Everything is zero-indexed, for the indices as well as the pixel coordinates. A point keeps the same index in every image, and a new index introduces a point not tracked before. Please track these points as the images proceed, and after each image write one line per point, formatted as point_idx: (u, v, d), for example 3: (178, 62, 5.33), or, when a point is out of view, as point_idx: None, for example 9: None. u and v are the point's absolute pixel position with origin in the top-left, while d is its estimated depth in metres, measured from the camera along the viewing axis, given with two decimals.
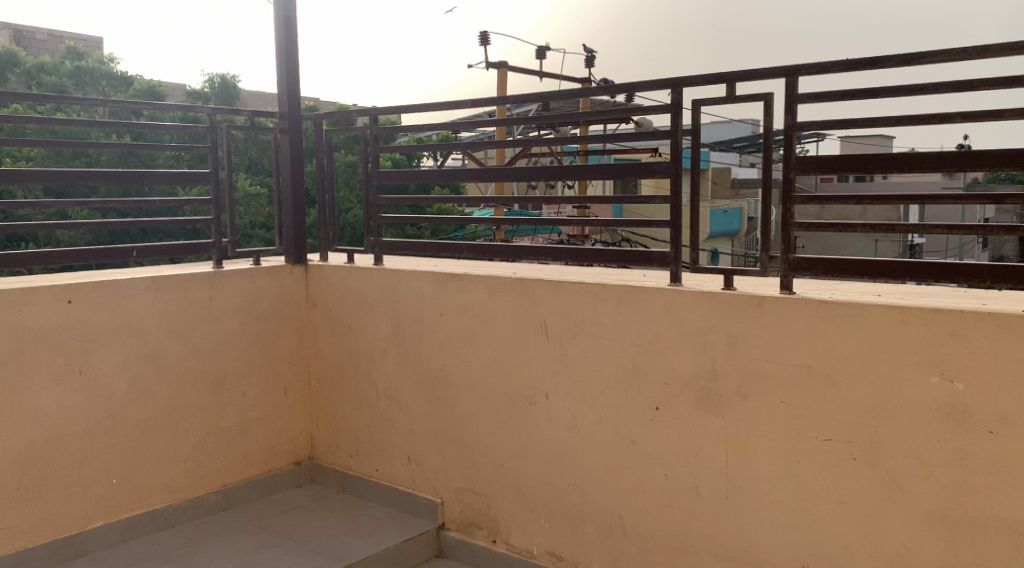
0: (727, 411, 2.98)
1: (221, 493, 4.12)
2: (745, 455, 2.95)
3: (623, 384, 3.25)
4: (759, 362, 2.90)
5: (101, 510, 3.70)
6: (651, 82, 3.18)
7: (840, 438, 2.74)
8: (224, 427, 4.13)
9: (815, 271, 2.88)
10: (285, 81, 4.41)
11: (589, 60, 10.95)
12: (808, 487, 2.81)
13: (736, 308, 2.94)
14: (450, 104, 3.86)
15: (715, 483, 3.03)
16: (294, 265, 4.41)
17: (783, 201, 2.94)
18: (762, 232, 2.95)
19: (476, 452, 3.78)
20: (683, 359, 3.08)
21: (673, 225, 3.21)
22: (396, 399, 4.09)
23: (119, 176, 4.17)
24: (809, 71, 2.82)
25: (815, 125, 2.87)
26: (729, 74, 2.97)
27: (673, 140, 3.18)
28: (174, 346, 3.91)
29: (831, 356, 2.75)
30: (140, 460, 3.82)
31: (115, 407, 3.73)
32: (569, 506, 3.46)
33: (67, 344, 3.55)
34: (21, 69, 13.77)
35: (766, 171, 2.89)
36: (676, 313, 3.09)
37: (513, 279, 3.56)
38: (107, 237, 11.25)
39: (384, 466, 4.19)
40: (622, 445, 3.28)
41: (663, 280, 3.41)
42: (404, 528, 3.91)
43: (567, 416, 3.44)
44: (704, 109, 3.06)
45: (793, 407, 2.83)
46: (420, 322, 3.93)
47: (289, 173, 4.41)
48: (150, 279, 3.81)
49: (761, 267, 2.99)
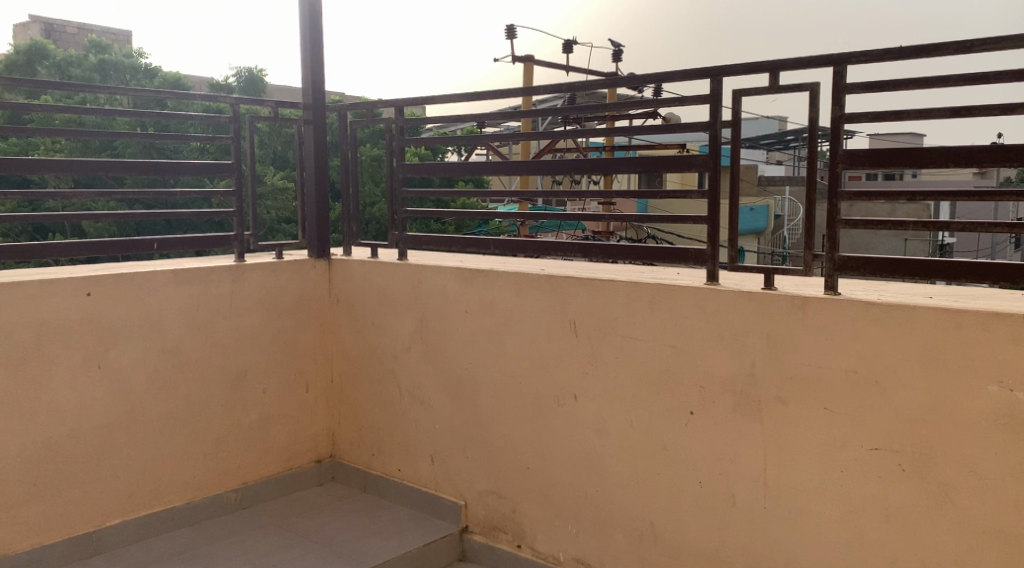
0: (766, 416, 2.85)
1: (241, 491, 4.04)
2: (784, 463, 2.81)
3: (656, 387, 3.12)
4: (801, 366, 2.76)
5: (118, 507, 3.63)
6: (689, 72, 3.04)
7: (887, 447, 2.59)
8: (245, 424, 4.05)
9: (863, 271, 2.73)
10: (309, 71, 4.31)
11: (616, 53, 10.74)
12: (853, 499, 2.67)
13: (777, 309, 2.80)
14: (478, 94, 3.74)
15: (753, 491, 2.89)
16: (317, 259, 4.31)
17: (828, 197, 2.79)
18: (807, 230, 2.80)
19: (501, 454, 3.67)
20: (720, 362, 2.94)
21: (711, 221, 3.07)
22: (419, 397, 3.99)
23: (141, 166, 4.08)
24: (859, 59, 2.67)
25: (865, 116, 2.71)
26: (772, 62, 2.82)
27: (711, 132, 3.04)
28: (194, 341, 3.83)
29: (879, 361, 2.60)
30: (159, 457, 3.74)
31: (134, 403, 3.65)
32: (598, 512, 3.34)
33: (86, 338, 3.48)
34: (50, 62, 13.89)
35: (811, 165, 2.74)
36: (713, 313, 2.95)
37: (542, 276, 3.44)
38: (133, 229, 11.28)
39: (406, 466, 4.09)
40: (654, 450, 3.15)
41: (697, 278, 3.28)
42: (427, 531, 3.81)
43: (596, 419, 3.32)
44: (745, 100, 2.92)
45: (837, 414, 2.69)
46: (445, 319, 3.82)
47: (313, 166, 4.31)
48: (171, 271, 3.73)
49: (804, 266, 2.84)
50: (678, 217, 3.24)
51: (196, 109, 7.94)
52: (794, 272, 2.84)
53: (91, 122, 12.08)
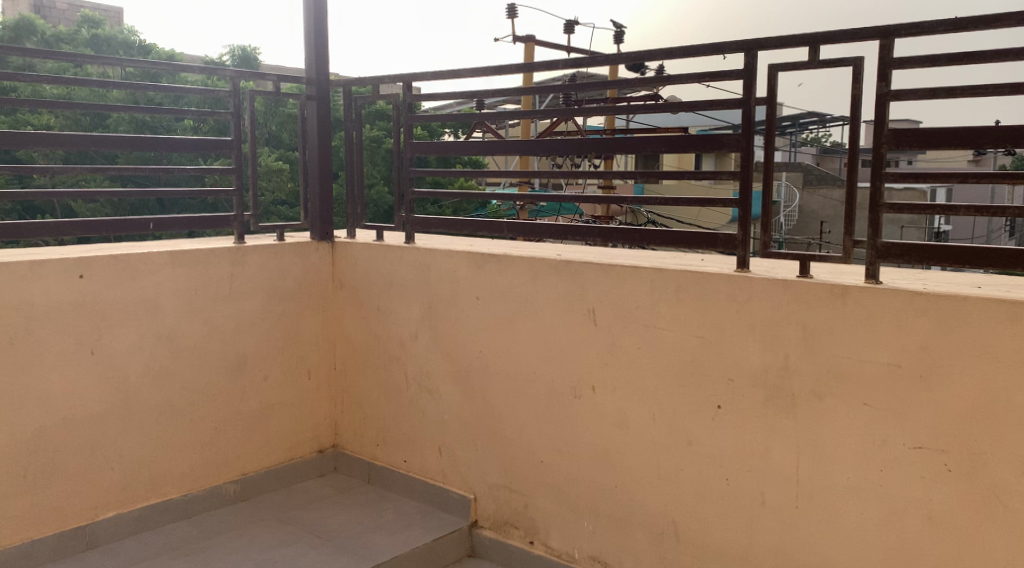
0: (800, 411, 2.70)
1: (241, 482, 3.88)
2: (819, 460, 2.66)
3: (680, 380, 2.96)
4: (839, 359, 2.60)
5: (113, 500, 3.46)
6: (722, 46, 2.86)
7: (932, 446, 2.45)
8: (245, 412, 3.88)
9: (908, 258, 2.56)
10: (313, 44, 4.11)
11: (618, 35, 10.48)
12: (893, 499, 2.53)
13: (815, 299, 2.64)
14: (491, 68, 3.53)
15: (785, 490, 2.75)
16: (320, 241, 4.13)
17: (872, 178, 2.61)
18: (848, 214, 2.63)
19: (514, 448, 3.51)
20: (751, 353, 2.79)
21: (742, 204, 2.89)
22: (427, 386, 3.83)
23: (135, 142, 3.87)
24: (908, 32, 2.50)
25: (913, 92, 2.54)
26: (813, 35, 2.65)
27: (745, 109, 2.85)
28: (192, 326, 3.65)
29: (925, 354, 2.45)
30: (155, 447, 3.57)
31: (129, 391, 3.48)
32: (616, 509, 3.19)
33: (78, 322, 3.30)
34: (40, 38, 13.66)
35: (855, 146, 2.56)
36: (744, 303, 2.79)
37: (559, 261, 3.27)
38: (127, 209, 11.07)
39: (413, 457, 3.93)
40: (677, 446, 2.99)
41: (725, 265, 3.11)
42: (435, 526, 3.66)
43: (616, 411, 3.16)
44: (782, 75, 2.73)
45: (877, 410, 2.54)
46: (456, 306, 3.65)
47: (316, 144, 4.11)
48: (168, 253, 3.54)
49: (843, 253, 2.68)
50: (706, 200, 3.07)
51: (190, 85, 7.73)
52: (832, 258, 2.67)
53: (83, 100, 11.85)
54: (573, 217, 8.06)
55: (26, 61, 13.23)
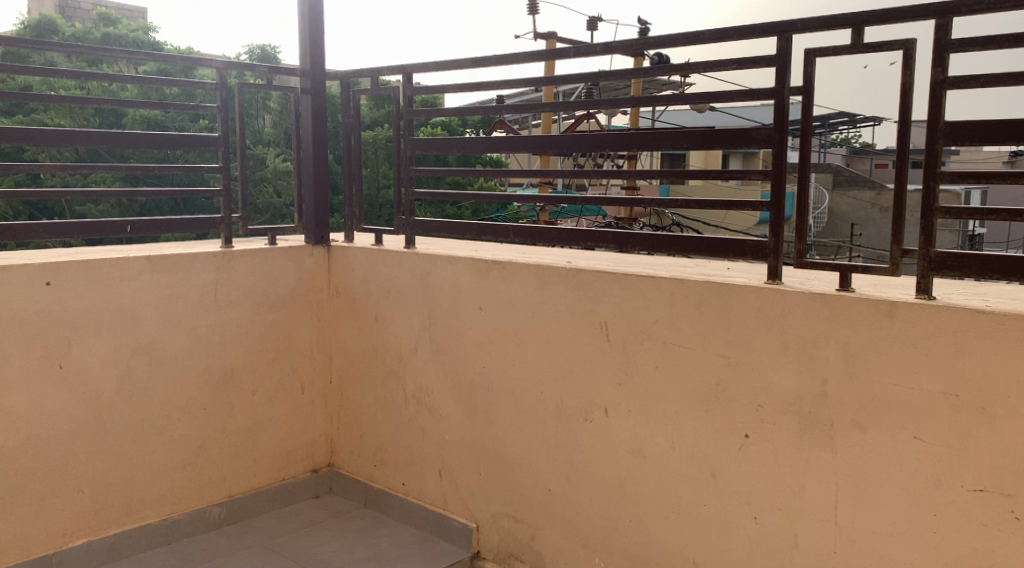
0: (840, 444, 2.36)
1: (227, 505, 3.61)
2: (860, 502, 2.33)
3: (702, 406, 2.64)
4: (885, 385, 2.27)
5: (84, 526, 3.20)
6: (752, 29, 2.53)
7: (995, 489, 2.11)
8: (231, 429, 3.61)
9: (966, 271, 2.22)
10: (308, 33, 3.82)
11: (644, 31, 10.07)
12: (947, 549, 2.19)
13: (857, 316, 2.31)
14: (499, 57, 3.20)
15: (820, 533, 2.41)
16: (315, 246, 3.84)
17: (924, 178, 2.26)
18: (896, 220, 2.28)
19: (520, 474, 3.20)
20: (783, 377, 2.46)
21: (775, 207, 2.55)
22: (427, 403, 3.53)
23: (110, 138, 3.54)
24: (970, 9, 2.16)
25: (975, 79, 2.19)
26: (856, 16, 2.32)
27: (777, 99, 2.52)
28: (173, 336, 3.38)
29: (986, 384, 2.11)
30: (131, 468, 3.31)
31: (103, 408, 3.21)
32: (630, 546, 2.87)
33: (43, 334, 3.03)
34: (62, 36, 13.66)
35: (905, 142, 2.22)
36: (776, 320, 2.47)
37: (568, 270, 2.96)
38: (137, 208, 10.90)
39: (412, 479, 3.64)
40: (698, 479, 2.67)
41: (753, 275, 2.78)
42: (434, 557, 3.36)
43: (630, 437, 2.84)
44: (820, 60, 2.40)
45: (930, 446, 2.20)
46: (457, 317, 3.35)
47: (311, 141, 3.83)
48: (146, 258, 3.27)
49: (890, 263, 2.34)
50: (732, 202, 2.74)
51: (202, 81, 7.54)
52: (877, 270, 2.34)
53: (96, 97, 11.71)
54: (596, 218, 7.72)
55: (46, 58, 13.18)
